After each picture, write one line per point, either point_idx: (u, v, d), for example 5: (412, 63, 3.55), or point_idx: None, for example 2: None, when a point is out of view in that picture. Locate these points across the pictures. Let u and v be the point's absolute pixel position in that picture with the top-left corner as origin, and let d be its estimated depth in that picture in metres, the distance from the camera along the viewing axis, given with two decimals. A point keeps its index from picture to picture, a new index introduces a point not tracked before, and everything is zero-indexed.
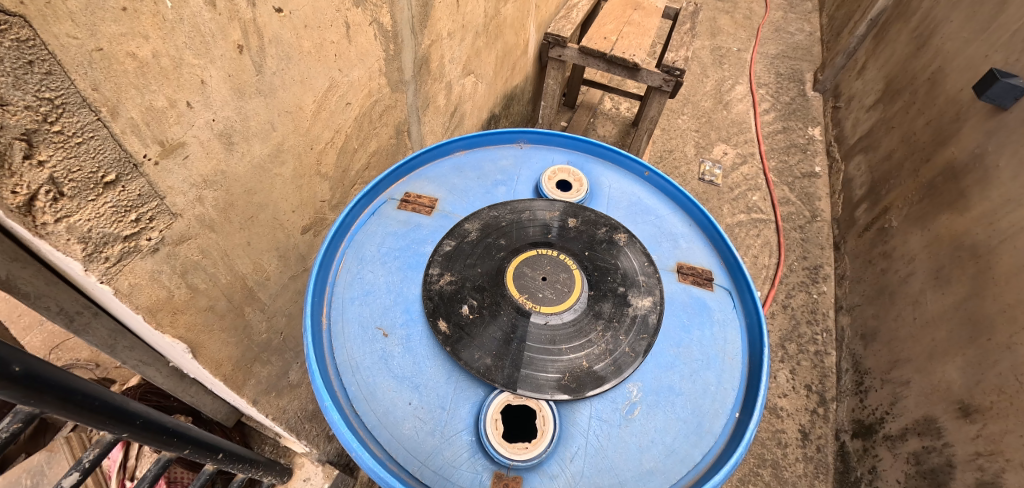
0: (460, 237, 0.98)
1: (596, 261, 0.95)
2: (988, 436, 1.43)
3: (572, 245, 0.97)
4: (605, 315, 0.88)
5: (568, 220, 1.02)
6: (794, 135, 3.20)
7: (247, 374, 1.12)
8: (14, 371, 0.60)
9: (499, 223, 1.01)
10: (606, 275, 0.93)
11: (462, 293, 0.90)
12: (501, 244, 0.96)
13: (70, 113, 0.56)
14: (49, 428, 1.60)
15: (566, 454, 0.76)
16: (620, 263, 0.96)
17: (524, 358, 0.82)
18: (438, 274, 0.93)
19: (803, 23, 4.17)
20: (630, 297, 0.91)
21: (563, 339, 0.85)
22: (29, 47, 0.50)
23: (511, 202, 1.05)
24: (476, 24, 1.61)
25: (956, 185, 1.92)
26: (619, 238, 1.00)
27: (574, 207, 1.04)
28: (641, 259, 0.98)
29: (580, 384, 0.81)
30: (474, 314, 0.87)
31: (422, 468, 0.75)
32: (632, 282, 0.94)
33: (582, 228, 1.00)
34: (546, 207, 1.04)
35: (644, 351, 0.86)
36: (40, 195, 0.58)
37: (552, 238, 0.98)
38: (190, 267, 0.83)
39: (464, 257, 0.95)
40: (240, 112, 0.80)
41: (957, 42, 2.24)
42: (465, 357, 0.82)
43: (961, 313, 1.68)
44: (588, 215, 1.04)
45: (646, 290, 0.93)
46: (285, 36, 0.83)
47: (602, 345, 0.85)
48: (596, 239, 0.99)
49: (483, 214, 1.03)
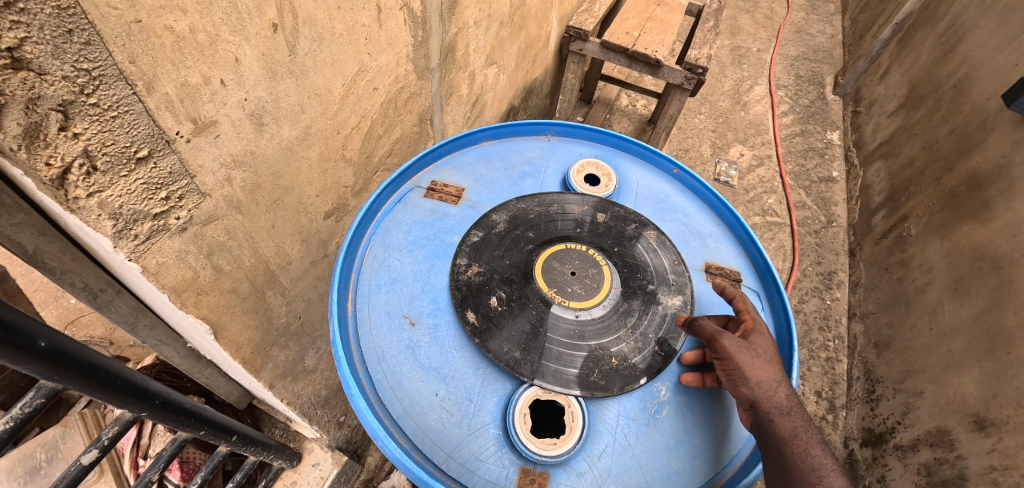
0: (488, 228, 0.97)
1: (626, 257, 0.93)
2: (1004, 450, 1.41)
3: (602, 241, 0.95)
4: (635, 313, 0.87)
5: (597, 214, 1.00)
6: (812, 139, 3.15)
7: (266, 358, 1.12)
8: (40, 347, 0.60)
9: (526, 216, 0.99)
10: (636, 272, 0.91)
11: (490, 285, 0.88)
12: (529, 237, 0.95)
13: (107, 86, 0.55)
14: (62, 404, 1.58)
15: (593, 451, 0.75)
16: (650, 260, 0.94)
17: (550, 352, 0.81)
18: (466, 264, 0.92)
19: (825, 25, 4.09)
20: (660, 296, 0.90)
21: (593, 335, 0.83)
22: (69, 15, 0.48)
23: (539, 195, 1.04)
24: (501, 14, 1.58)
25: (980, 195, 1.88)
26: (648, 234, 0.99)
27: (603, 203, 1.03)
28: (671, 258, 0.96)
29: (609, 380, 0.80)
30: (502, 307, 0.86)
31: (448, 460, 0.74)
32: (662, 279, 0.92)
33: (611, 224, 0.98)
34: (576, 200, 1.02)
35: (675, 351, 0.84)
36: (74, 168, 0.58)
37: (581, 232, 0.96)
38: (216, 248, 0.83)
39: (493, 249, 0.93)
40: (271, 93, 0.79)
41: (985, 49, 2.20)
42: (494, 349, 0.81)
43: (979, 326, 1.66)
44: (617, 211, 1.02)
45: (676, 289, 0.92)
46: (319, 17, 0.81)
47: (632, 343, 0.84)
48: (627, 234, 0.97)
49: (511, 206, 1.01)
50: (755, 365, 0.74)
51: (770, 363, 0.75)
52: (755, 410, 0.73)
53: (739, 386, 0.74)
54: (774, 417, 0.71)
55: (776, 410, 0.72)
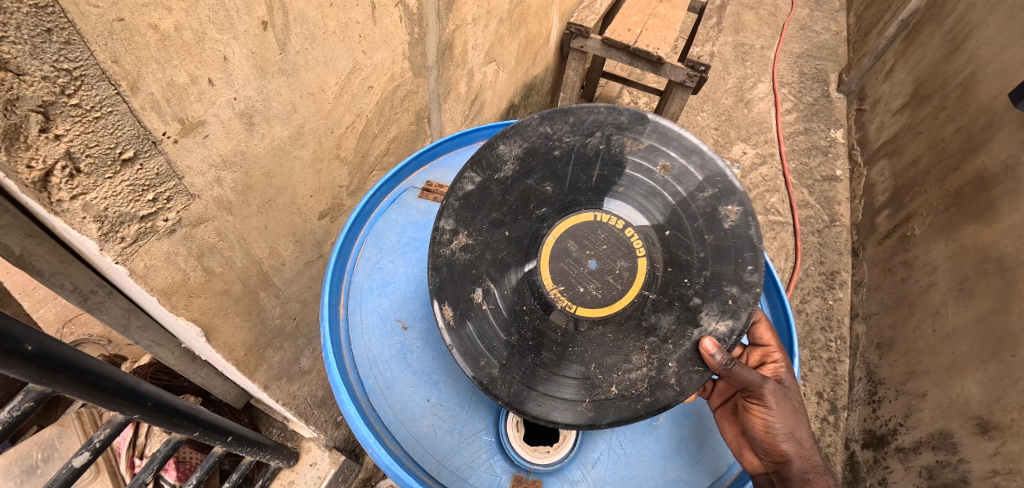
0: (490, 172, 0.82)
1: (674, 250, 0.78)
2: (1007, 454, 1.39)
3: (653, 213, 0.81)
4: (661, 333, 0.76)
5: (658, 164, 0.82)
6: (816, 137, 3.11)
7: (260, 359, 1.11)
8: (26, 350, 0.58)
9: (548, 152, 0.82)
10: (683, 275, 0.77)
11: (478, 270, 0.79)
12: (543, 193, 0.83)
13: (88, 86, 0.54)
14: (59, 402, 1.58)
15: (588, 460, 0.79)
16: (710, 256, 0.77)
17: (537, 376, 0.76)
18: (449, 233, 0.80)
19: (829, 22, 4.04)
20: (702, 316, 0.75)
21: (597, 356, 0.76)
22: (47, 14, 0.47)
23: (575, 110, 0.82)
24: (500, 11, 1.56)
25: (985, 195, 1.85)
26: (728, 209, 0.78)
27: (677, 143, 0.81)
28: (736, 261, 0.76)
29: (600, 412, 0.75)
30: (487, 305, 0.78)
31: (440, 467, 0.76)
32: (716, 294, 0.76)
33: (667, 183, 0.81)
34: (635, 139, 0.82)
35: (693, 388, 0.73)
36: (57, 170, 0.56)
37: (615, 196, 0.82)
38: (207, 250, 0.82)
39: (488, 206, 0.82)
40: (261, 92, 0.77)
41: (993, 47, 2.16)
42: (469, 360, 0.76)
43: (984, 328, 1.63)
44: (685, 163, 0.81)
45: (728, 312, 0.75)
46: (310, 15, 0.80)
47: (643, 370, 0.74)
48: (693, 204, 0.79)
49: (530, 130, 0.82)
50: (792, 421, 0.75)
51: (802, 418, 0.76)
52: (785, 467, 0.74)
53: (778, 443, 0.74)
54: (807, 477, 0.74)
55: (812, 471, 0.74)
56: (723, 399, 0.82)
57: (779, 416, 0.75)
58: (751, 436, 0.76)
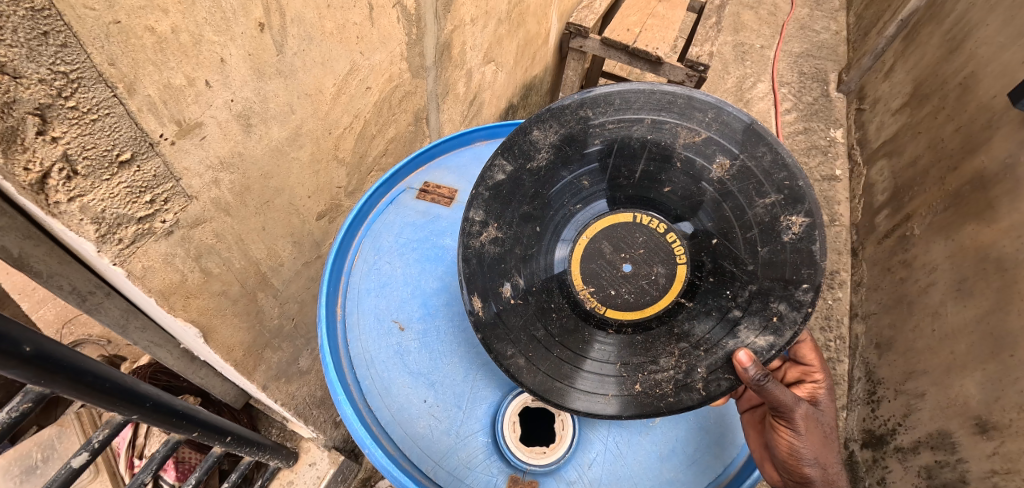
0: (523, 162, 0.79)
1: (719, 260, 0.75)
2: (1006, 454, 1.39)
3: (702, 218, 0.76)
4: (693, 340, 0.75)
5: (717, 162, 0.76)
6: (816, 136, 3.11)
7: (258, 360, 1.12)
8: (25, 351, 0.58)
9: (589, 144, 0.78)
10: (724, 287, 0.75)
11: (506, 264, 0.78)
12: (581, 187, 0.79)
13: (85, 88, 0.54)
14: (59, 402, 1.59)
15: (584, 460, 0.79)
16: (760, 271, 0.74)
17: (561, 371, 0.77)
18: (480, 224, 0.79)
19: (829, 21, 4.03)
20: (740, 329, 0.74)
21: (623, 355, 0.76)
22: (44, 17, 0.47)
23: (623, 99, 0.77)
24: (499, 11, 1.56)
25: (984, 195, 1.85)
26: (790, 220, 0.73)
27: (741, 138, 0.75)
28: (791, 278, 0.73)
29: (623, 406, 0.76)
30: (517, 299, 0.78)
31: (436, 468, 0.77)
32: (760, 308, 0.74)
33: (727, 188, 0.75)
34: (690, 131, 0.76)
35: (719, 394, 0.74)
36: (54, 172, 0.56)
37: (658, 196, 0.78)
38: (205, 251, 0.82)
39: (519, 198, 0.79)
40: (258, 93, 0.77)
41: (993, 46, 2.15)
42: (496, 350, 0.77)
43: (983, 328, 1.63)
44: (743, 160, 0.75)
45: (768, 328, 0.74)
46: (307, 16, 0.80)
47: (670, 373, 0.75)
48: (749, 212, 0.74)
49: (569, 118, 0.78)
50: (817, 447, 0.79)
51: (827, 448, 0.81)
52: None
53: (801, 467, 0.79)
54: None
55: None
56: (752, 406, 0.86)
57: (806, 442, 0.79)
58: (774, 454, 0.80)
